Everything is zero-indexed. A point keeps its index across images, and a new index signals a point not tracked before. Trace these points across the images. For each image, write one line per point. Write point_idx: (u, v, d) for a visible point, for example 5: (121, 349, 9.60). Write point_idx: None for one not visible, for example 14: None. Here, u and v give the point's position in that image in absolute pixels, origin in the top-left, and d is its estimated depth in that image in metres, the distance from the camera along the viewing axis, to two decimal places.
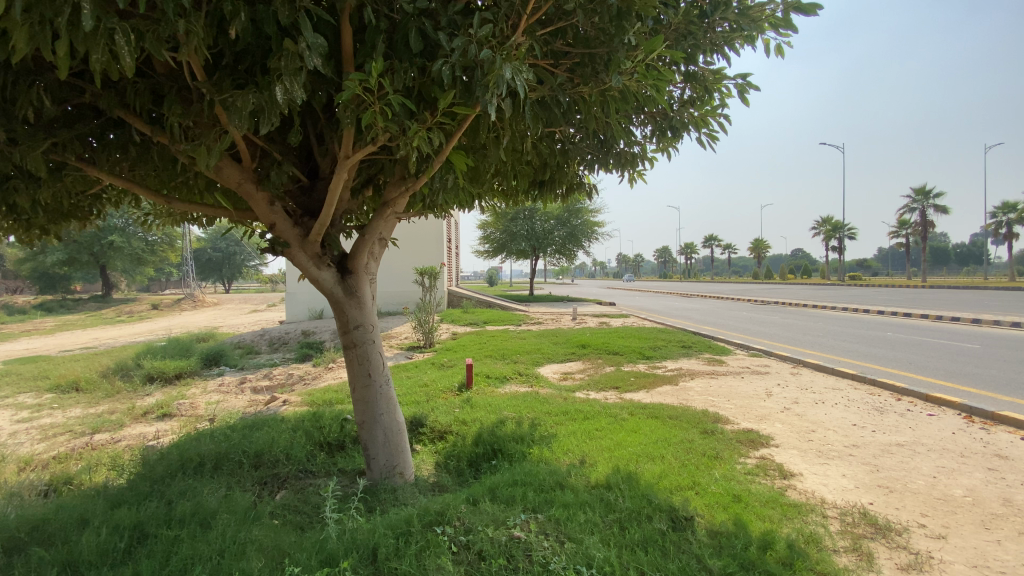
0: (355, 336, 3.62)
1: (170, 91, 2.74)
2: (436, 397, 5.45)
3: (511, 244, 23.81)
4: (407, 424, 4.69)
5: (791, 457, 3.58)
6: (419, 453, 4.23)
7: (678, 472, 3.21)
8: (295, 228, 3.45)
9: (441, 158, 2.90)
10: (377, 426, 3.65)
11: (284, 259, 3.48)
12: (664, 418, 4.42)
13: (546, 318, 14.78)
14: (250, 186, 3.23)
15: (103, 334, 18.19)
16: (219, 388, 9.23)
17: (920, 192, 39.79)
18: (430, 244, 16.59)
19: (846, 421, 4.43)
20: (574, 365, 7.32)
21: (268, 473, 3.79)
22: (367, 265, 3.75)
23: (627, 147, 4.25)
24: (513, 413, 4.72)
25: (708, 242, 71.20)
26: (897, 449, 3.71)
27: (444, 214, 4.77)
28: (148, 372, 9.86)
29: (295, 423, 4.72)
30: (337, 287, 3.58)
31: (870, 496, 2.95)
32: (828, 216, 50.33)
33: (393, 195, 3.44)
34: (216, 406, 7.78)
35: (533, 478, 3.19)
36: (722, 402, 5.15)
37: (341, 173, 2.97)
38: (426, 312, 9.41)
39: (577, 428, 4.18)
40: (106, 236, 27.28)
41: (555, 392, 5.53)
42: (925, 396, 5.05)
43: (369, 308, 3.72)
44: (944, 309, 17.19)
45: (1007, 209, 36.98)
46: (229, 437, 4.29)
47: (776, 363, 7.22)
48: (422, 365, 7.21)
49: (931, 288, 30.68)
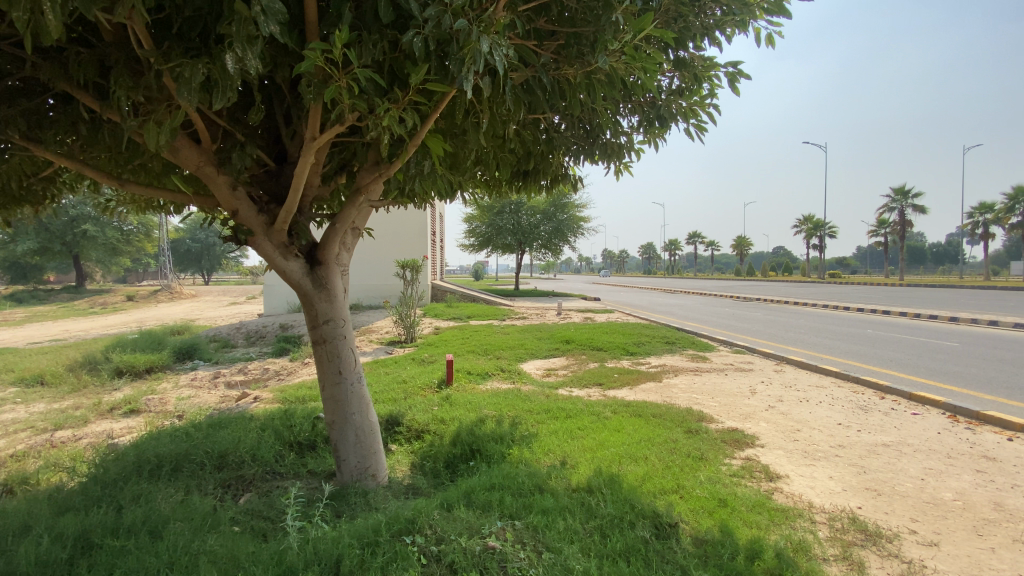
0: (324, 331, 3.42)
1: (119, 62, 2.52)
2: (414, 394, 5.27)
3: (497, 238, 23.59)
4: (383, 422, 4.51)
5: (776, 458, 3.49)
6: (395, 453, 4.07)
7: (662, 474, 3.08)
8: (260, 216, 3.24)
9: (416, 142, 2.72)
10: (348, 426, 3.47)
11: (248, 249, 3.27)
12: (647, 416, 4.30)
13: (530, 313, 14.64)
14: (210, 169, 3.02)
15: (72, 325, 17.52)
16: (191, 383, 8.89)
17: (899, 193, 40.54)
18: (414, 236, 16.31)
19: (831, 419, 4.38)
20: (558, 361, 7.19)
21: (232, 475, 3.58)
22: (338, 256, 3.55)
23: (613, 137, 4.10)
24: (494, 411, 4.57)
25: (693, 239, 71.75)
26: (883, 450, 3.66)
27: (423, 204, 4.58)
28: (117, 366, 9.48)
29: (264, 422, 4.51)
30: (305, 279, 3.37)
31: (859, 501, 2.89)
32: (809, 215, 51.11)
33: (366, 181, 3.25)
34: (187, 402, 7.48)
35: (512, 482, 3.03)
36: (706, 399, 5.06)
37: (308, 156, 2.77)
38: (408, 307, 9.19)
39: (557, 427, 4.03)
40: (78, 225, 26.34)
41: (537, 389, 5.39)
42: (909, 395, 5.04)
43: (340, 301, 3.52)
44: (921, 308, 17.50)
45: (982, 210, 37.86)
46: (192, 437, 4.06)
47: (760, 360, 7.18)
48: (401, 361, 7.01)
49: (909, 286, 31.32)
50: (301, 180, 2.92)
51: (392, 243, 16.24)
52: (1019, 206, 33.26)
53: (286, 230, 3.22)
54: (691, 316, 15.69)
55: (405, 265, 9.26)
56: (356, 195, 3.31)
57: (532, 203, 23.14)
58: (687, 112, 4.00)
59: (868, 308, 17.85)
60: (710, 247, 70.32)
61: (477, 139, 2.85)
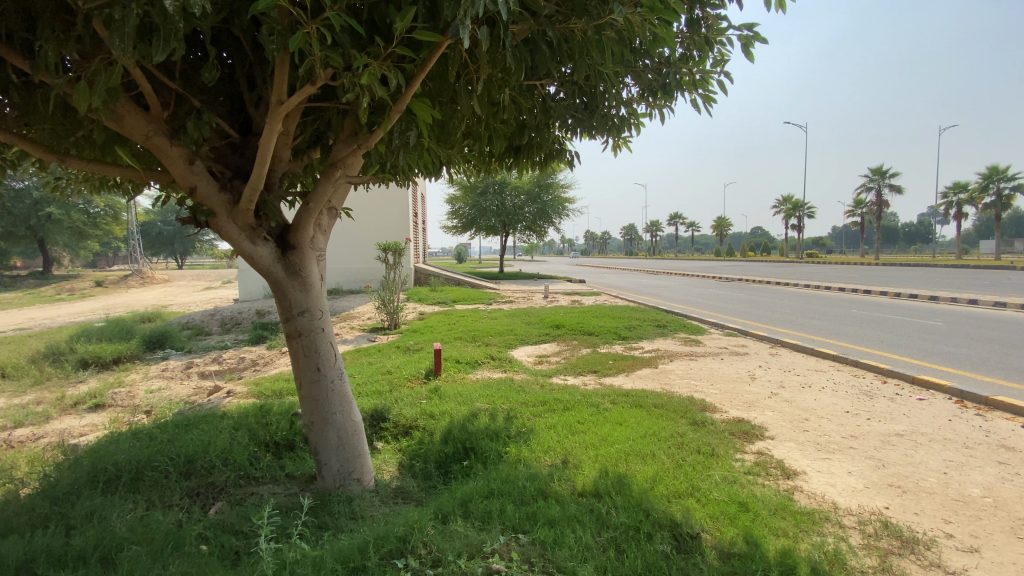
0: (299, 324, 3.08)
1: (43, 10, 2.12)
2: (400, 386, 4.96)
3: (480, 219, 23.11)
4: (368, 418, 4.20)
5: (789, 452, 3.29)
6: (381, 452, 3.77)
7: (674, 474, 2.84)
8: (222, 194, 2.86)
9: (400, 107, 2.38)
10: (329, 427, 3.16)
11: (210, 231, 2.89)
12: (649, 407, 4.06)
13: (516, 296, 14.36)
14: (162, 139, 2.63)
15: (36, 313, 16.63)
16: (162, 374, 8.41)
17: (877, 173, 41.03)
18: (395, 218, 15.79)
19: (838, 407, 4.21)
20: (549, 347, 6.94)
21: (201, 482, 3.25)
22: (314, 240, 3.19)
23: (615, 109, 3.78)
24: (486, 404, 4.29)
25: (675, 219, 71.94)
26: (898, 441, 3.51)
27: (407, 180, 4.22)
28: (81, 357, 8.92)
29: (236, 420, 4.16)
30: (276, 266, 3.02)
31: (885, 500, 2.74)
32: (789, 195, 51.59)
33: (342, 155, 2.89)
34: (157, 395, 7.03)
35: (512, 487, 2.76)
36: (706, 387, 4.86)
37: (275, 124, 2.40)
38: (391, 292, 8.81)
39: (555, 421, 3.77)
40: (42, 208, 24.99)
41: (530, 378, 5.11)
42: (912, 379, 4.92)
43: (316, 291, 3.18)
44: (901, 287, 17.71)
45: (957, 190, 38.58)
46: (156, 439, 3.69)
47: (754, 343, 7.03)
48: (385, 349, 6.67)
49: (886, 265, 31.93)
50: (268, 153, 2.56)
51: (372, 225, 15.69)
52: (992, 187, 33.98)
53: (253, 210, 2.85)
54: (676, 298, 15.57)
55: (387, 248, 8.84)
56: (331, 171, 2.95)
57: (516, 183, 22.67)
58: (694, 82, 3.68)
59: (848, 287, 18.02)
60: (692, 228, 70.62)
61: (470, 104, 2.51)
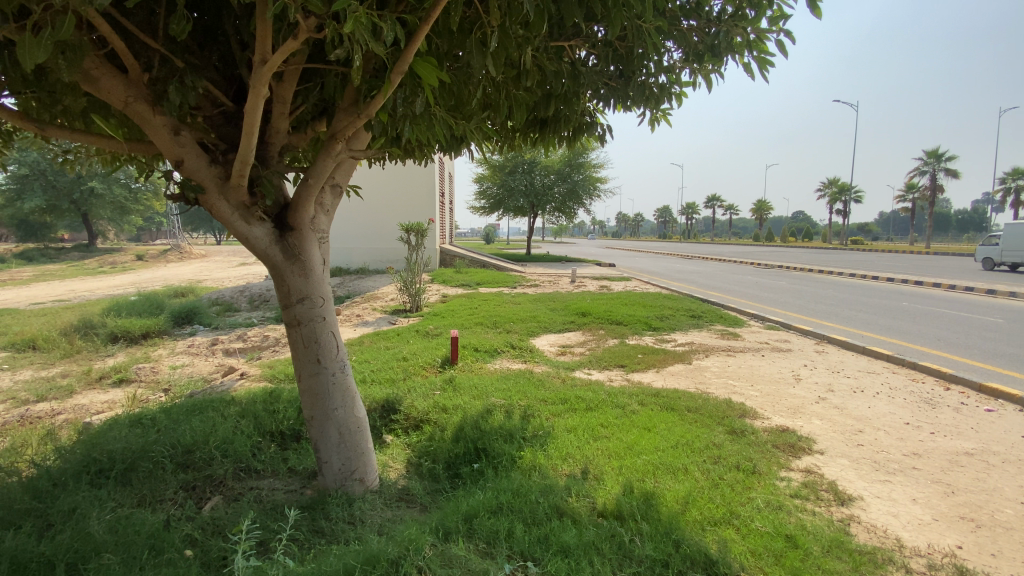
0: (298, 312, 2.82)
1: None
2: (415, 374, 4.72)
3: (508, 200, 22.64)
4: (378, 408, 3.96)
5: (842, 471, 2.89)
6: (390, 447, 3.52)
7: (709, 496, 2.50)
8: (212, 168, 2.61)
9: (400, 67, 2.07)
10: (329, 424, 2.90)
11: (200, 210, 2.66)
12: (681, 411, 3.69)
13: (542, 280, 13.97)
14: (142, 106, 2.42)
15: (80, 286, 17.28)
16: (188, 350, 8.49)
17: (931, 154, 38.42)
18: (421, 197, 15.53)
19: (896, 417, 3.74)
20: (574, 336, 6.59)
21: (198, 475, 3.11)
22: (316, 221, 2.89)
23: (653, 75, 3.35)
24: (502, 399, 4.00)
25: (710, 202, 69.55)
26: (968, 462, 3.04)
27: (425, 156, 3.91)
28: (112, 331, 9.10)
29: (244, 406, 4.01)
30: (273, 248, 2.76)
31: (957, 536, 2.33)
32: (833, 179, 49.06)
33: (342, 125, 2.58)
34: (179, 373, 7.06)
35: (523, 503, 2.46)
36: (745, 388, 4.44)
37: (260, 86, 2.13)
38: (413, 273, 8.56)
39: (576, 423, 3.44)
40: (85, 182, 25.85)
41: (551, 371, 4.79)
42: (979, 386, 4.36)
43: (318, 276, 2.89)
44: (955, 278, 16.47)
45: (1019, 174, 35.80)
46: (158, 426, 3.56)
47: (797, 339, 6.50)
48: (404, 333, 6.46)
49: (934, 255, 30.10)
50: (254, 119, 2.28)
51: (398, 204, 15.50)
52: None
53: (244, 186, 2.59)
54: (710, 285, 14.89)
55: (409, 228, 8.57)
56: (331, 144, 2.64)
57: (545, 163, 22.11)
58: (745, 43, 3.19)
59: (897, 277, 16.89)
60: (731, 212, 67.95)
61: (483, 61, 2.18)
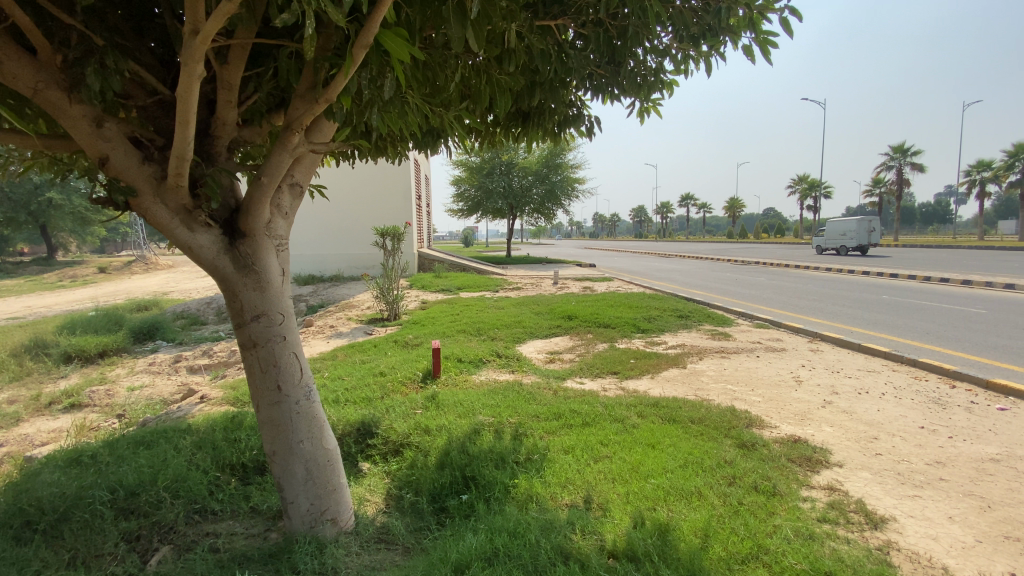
0: (254, 331, 2.44)
1: None
2: (393, 391, 4.34)
3: (486, 202, 22.32)
4: (353, 433, 3.58)
5: (868, 488, 2.64)
6: (367, 478, 3.15)
7: (731, 527, 2.21)
8: (145, 166, 2.22)
9: (364, 39, 1.73)
10: (293, 458, 2.52)
11: (134, 216, 2.28)
12: (684, 423, 3.41)
13: (524, 283, 13.66)
14: (55, 93, 2.03)
15: (37, 301, 16.33)
16: (150, 369, 7.93)
17: (897, 149, 39.45)
18: (396, 200, 15.03)
19: (909, 421, 3.53)
20: (562, 341, 6.30)
21: (144, 521, 2.69)
22: (273, 226, 2.51)
23: (646, 58, 3.07)
24: (490, 417, 3.65)
25: (685, 201, 70.54)
26: (996, 469, 2.84)
27: (397, 152, 3.56)
28: (65, 351, 8.45)
29: (201, 436, 3.58)
30: (221, 258, 2.38)
31: (1007, 560, 2.09)
32: (803, 176, 50.07)
33: (299, 113, 2.22)
34: (137, 395, 6.52)
35: (522, 546, 2.13)
36: (746, 393, 4.19)
37: (192, 63, 1.77)
38: (390, 280, 8.15)
39: (573, 442, 3.12)
40: (42, 193, 24.60)
41: (541, 382, 4.47)
42: (986, 383, 4.19)
43: (277, 290, 2.52)
44: (929, 270, 16.71)
45: (981, 168, 36.94)
46: (99, 466, 3.12)
47: (790, 337, 6.33)
48: (382, 345, 6.07)
49: (903, 248, 30.72)
50: (189, 105, 1.92)
51: (373, 208, 15.03)
52: (1019, 163, 31.98)
53: (185, 186, 2.21)
54: (691, 283, 14.82)
55: (384, 232, 8.14)
56: (287, 136, 2.29)
57: (522, 163, 21.88)
58: (746, 21, 2.93)
59: (874, 270, 17.02)
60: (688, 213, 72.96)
61: (462, 32, 1.86)
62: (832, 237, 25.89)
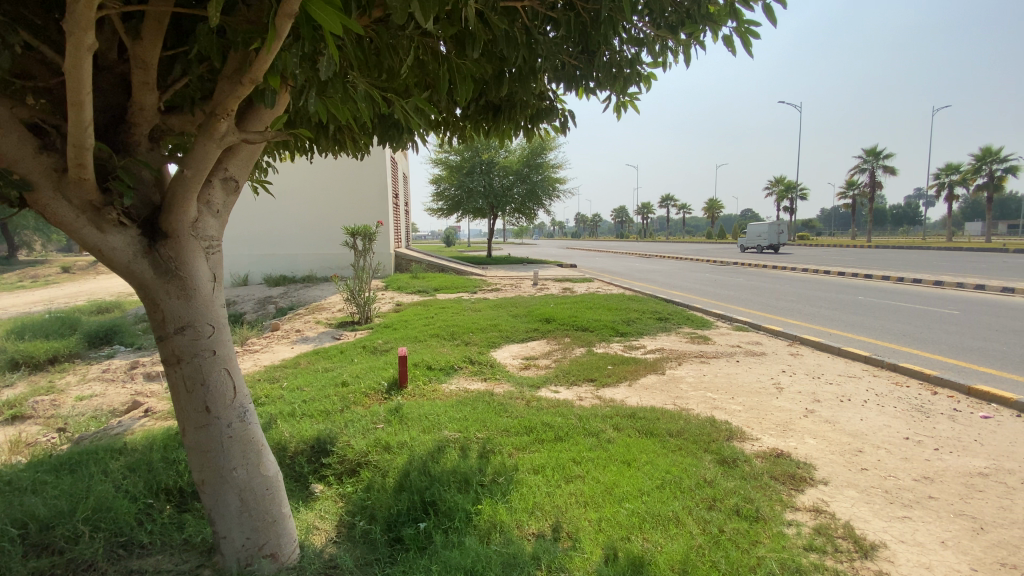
0: (178, 345, 2.15)
1: None
2: (354, 402, 4.06)
3: (467, 201, 22.03)
4: (307, 451, 3.30)
5: (855, 508, 2.47)
6: (318, 502, 2.86)
7: (712, 560, 2.00)
8: (42, 157, 1.91)
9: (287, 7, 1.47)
10: (226, 487, 2.24)
11: (33, 214, 1.97)
12: (662, 436, 3.21)
13: (504, 284, 13.43)
14: None
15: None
16: (103, 376, 7.47)
17: (870, 153, 40.37)
18: (372, 198, 14.64)
19: (893, 431, 3.39)
20: (538, 346, 6.08)
21: (57, 558, 2.37)
22: (201, 225, 2.22)
23: (621, 47, 2.84)
24: (457, 432, 3.39)
25: (665, 201, 71.22)
26: (985, 485, 2.70)
27: (357, 148, 3.29)
28: (11, 357, 7.92)
29: (137, 461, 3.26)
30: (139, 261, 2.08)
31: None
32: (780, 178, 51.00)
33: (225, 96, 1.94)
34: (84, 406, 6.09)
35: None
36: (726, 401, 4.02)
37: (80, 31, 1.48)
38: (360, 281, 7.83)
39: (543, 460, 2.89)
40: None
41: (514, 392, 4.24)
42: (968, 390, 4.10)
43: (206, 298, 2.22)
44: (902, 271, 17.01)
45: (950, 171, 37.99)
46: (12, 498, 2.78)
47: (769, 341, 6.22)
48: (348, 351, 5.77)
49: (875, 248, 31.34)
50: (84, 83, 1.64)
51: (348, 206, 14.62)
52: (985, 167, 32.94)
53: (91, 180, 1.92)
54: (671, 283, 14.77)
55: (355, 232, 7.81)
56: (212, 123, 2.00)
57: (503, 162, 21.71)
58: (727, 9, 2.73)
59: (849, 271, 17.26)
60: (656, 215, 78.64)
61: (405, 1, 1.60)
62: (751, 240, 30.38)
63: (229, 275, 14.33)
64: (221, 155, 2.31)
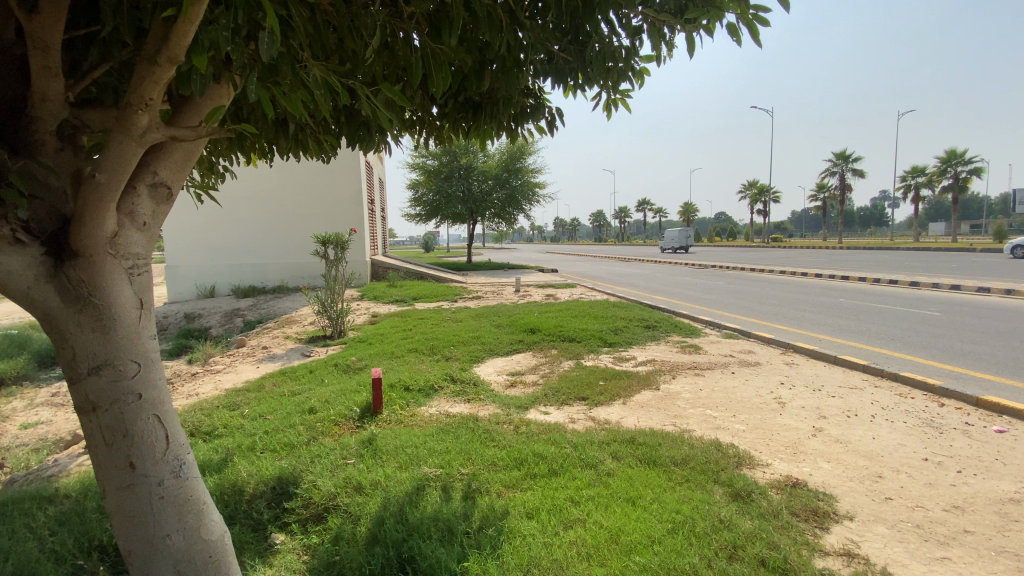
0: (94, 389, 1.75)
1: None
2: (323, 433, 3.66)
3: (445, 206, 21.59)
4: (267, 495, 2.90)
5: (890, 550, 2.21)
6: (278, 557, 2.42)
7: None
8: None
9: None
10: (159, 560, 1.83)
11: None
12: (665, 466, 2.91)
13: (485, 291, 13.08)
14: None
15: None
16: (52, 401, 6.84)
17: (840, 157, 41.37)
18: (346, 204, 14.14)
19: (909, 451, 3.16)
20: (523, 360, 5.75)
21: None
22: (122, 240, 1.81)
23: (615, 35, 2.54)
24: (438, 467, 3.02)
25: (642, 205, 72.03)
26: (1021, 514, 2.47)
27: (321, 149, 2.92)
28: None
29: (65, 514, 2.80)
30: (40, 287, 1.68)
31: None
32: (753, 182, 51.99)
33: (142, 82, 1.57)
34: (25, 436, 5.50)
35: None
36: (728, 420, 3.75)
37: None
38: (333, 293, 7.39)
39: (536, 502, 2.55)
40: None
41: (500, 415, 3.91)
42: (976, 401, 3.93)
43: (130, 329, 1.82)
44: (878, 271, 17.26)
45: (916, 173, 39.17)
46: None
47: (762, 349, 6.01)
48: (319, 370, 5.34)
49: (847, 248, 31.98)
50: None
51: (321, 214, 14.11)
52: (950, 169, 33.94)
53: None
54: (653, 288, 14.65)
55: (326, 240, 7.36)
56: (128, 115, 1.63)
57: (481, 167, 21.40)
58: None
59: (826, 273, 17.42)
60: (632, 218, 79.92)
61: None
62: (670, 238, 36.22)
63: (194, 287, 13.64)
64: (149, 156, 1.92)
